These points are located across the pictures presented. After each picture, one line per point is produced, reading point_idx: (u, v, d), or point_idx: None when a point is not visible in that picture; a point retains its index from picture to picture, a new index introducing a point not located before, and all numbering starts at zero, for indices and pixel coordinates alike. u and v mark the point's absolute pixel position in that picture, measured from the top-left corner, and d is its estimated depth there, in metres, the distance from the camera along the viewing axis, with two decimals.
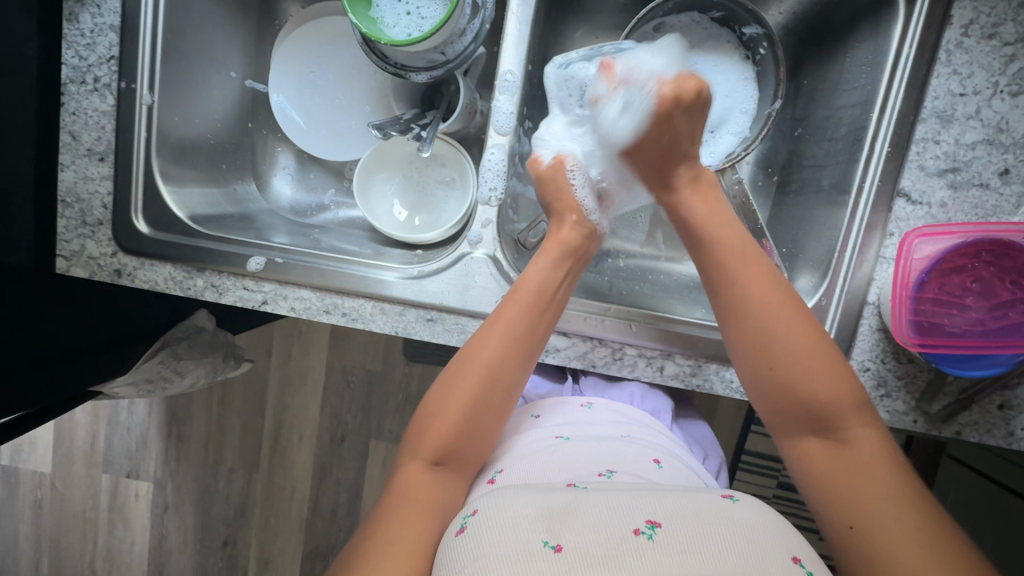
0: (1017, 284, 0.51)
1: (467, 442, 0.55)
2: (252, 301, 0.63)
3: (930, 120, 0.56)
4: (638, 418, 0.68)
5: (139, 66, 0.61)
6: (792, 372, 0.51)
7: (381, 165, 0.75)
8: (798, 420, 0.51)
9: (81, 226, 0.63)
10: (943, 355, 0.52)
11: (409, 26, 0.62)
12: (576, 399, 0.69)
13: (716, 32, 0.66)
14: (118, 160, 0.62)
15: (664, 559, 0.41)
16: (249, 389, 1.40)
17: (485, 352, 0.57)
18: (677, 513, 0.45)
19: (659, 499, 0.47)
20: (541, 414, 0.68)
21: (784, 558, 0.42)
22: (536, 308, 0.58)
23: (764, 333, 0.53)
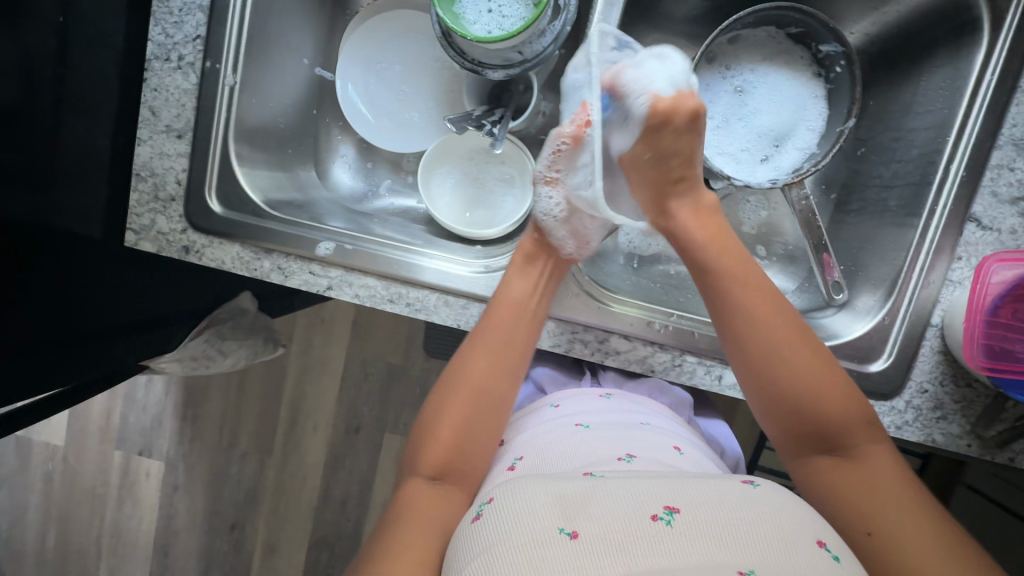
0: None
1: (464, 457, 0.58)
2: (317, 286, 0.64)
3: (1006, 148, 0.56)
4: (656, 409, 0.70)
5: (225, 47, 0.61)
6: (790, 383, 0.54)
7: (444, 159, 0.77)
8: (802, 428, 0.54)
9: (153, 201, 0.63)
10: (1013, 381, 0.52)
11: (490, 23, 0.63)
12: (594, 391, 0.71)
13: (790, 47, 0.67)
14: (196, 139, 0.62)
15: (681, 543, 0.42)
16: (269, 374, 1.41)
17: (481, 363, 0.61)
18: (695, 501, 0.46)
19: (676, 487, 0.47)
20: (559, 402, 0.70)
21: (809, 544, 0.43)
22: (521, 317, 0.62)
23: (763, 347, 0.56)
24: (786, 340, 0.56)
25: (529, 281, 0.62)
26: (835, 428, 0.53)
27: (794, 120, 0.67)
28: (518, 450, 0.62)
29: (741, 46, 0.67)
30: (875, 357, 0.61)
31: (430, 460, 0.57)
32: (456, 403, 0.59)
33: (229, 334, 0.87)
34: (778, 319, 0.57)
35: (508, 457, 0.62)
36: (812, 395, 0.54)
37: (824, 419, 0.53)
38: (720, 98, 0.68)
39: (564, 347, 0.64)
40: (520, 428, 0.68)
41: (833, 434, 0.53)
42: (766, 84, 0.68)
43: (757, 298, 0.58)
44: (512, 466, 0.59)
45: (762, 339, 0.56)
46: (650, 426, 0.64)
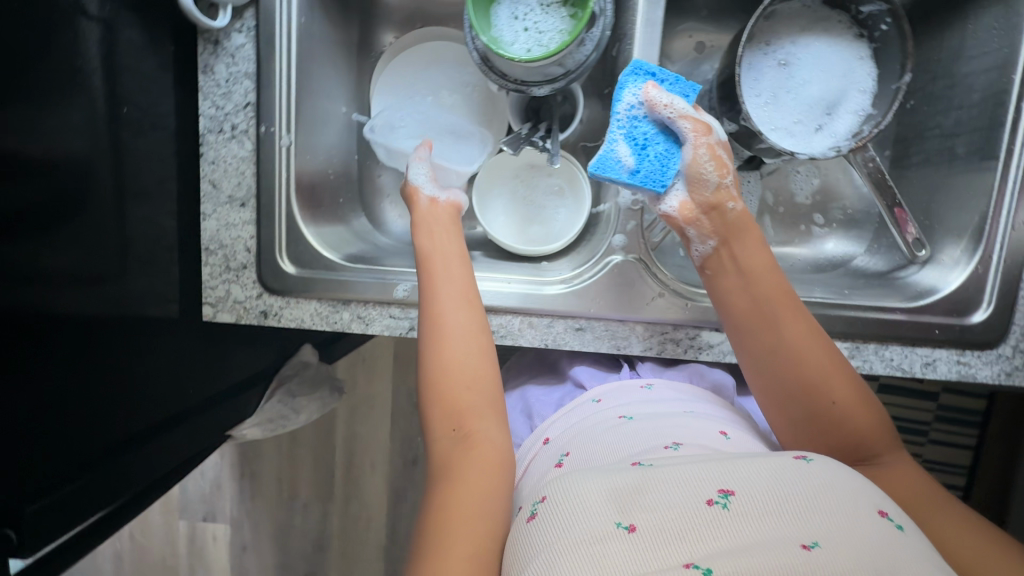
0: None
1: (470, 403, 0.54)
2: (400, 328, 0.64)
3: None
4: (701, 395, 0.70)
5: (277, 110, 0.61)
6: (815, 384, 0.54)
7: (492, 181, 0.77)
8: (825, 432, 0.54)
9: (225, 271, 0.64)
10: None
11: (528, 42, 0.63)
12: (634, 383, 0.73)
13: (827, 14, 0.67)
14: (260, 205, 0.62)
15: (743, 526, 0.41)
16: (321, 421, 1.40)
17: (456, 331, 0.57)
18: (749, 478, 0.45)
19: (725, 465, 0.46)
20: (601, 398, 0.70)
21: (870, 517, 0.42)
22: (452, 268, 0.60)
23: (787, 351, 0.55)
24: (802, 344, 0.55)
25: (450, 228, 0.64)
26: (856, 438, 0.53)
27: (843, 86, 0.67)
28: (564, 447, 0.63)
29: (778, 20, 0.67)
30: (976, 308, 0.60)
31: (450, 401, 0.55)
32: (448, 374, 0.55)
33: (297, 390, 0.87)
34: (796, 328, 0.55)
35: (556, 453, 0.63)
36: (825, 403, 0.54)
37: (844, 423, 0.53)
38: (770, 73, 0.67)
39: (656, 349, 0.63)
40: (563, 424, 0.69)
41: (856, 443, 0.53)
42: (808, 54, 0.67)
43: (782, 303, 0.56)
44: (560, 463, 0.60)
45: (782, 352, 0.55)
46: (694, 413, 0.64)
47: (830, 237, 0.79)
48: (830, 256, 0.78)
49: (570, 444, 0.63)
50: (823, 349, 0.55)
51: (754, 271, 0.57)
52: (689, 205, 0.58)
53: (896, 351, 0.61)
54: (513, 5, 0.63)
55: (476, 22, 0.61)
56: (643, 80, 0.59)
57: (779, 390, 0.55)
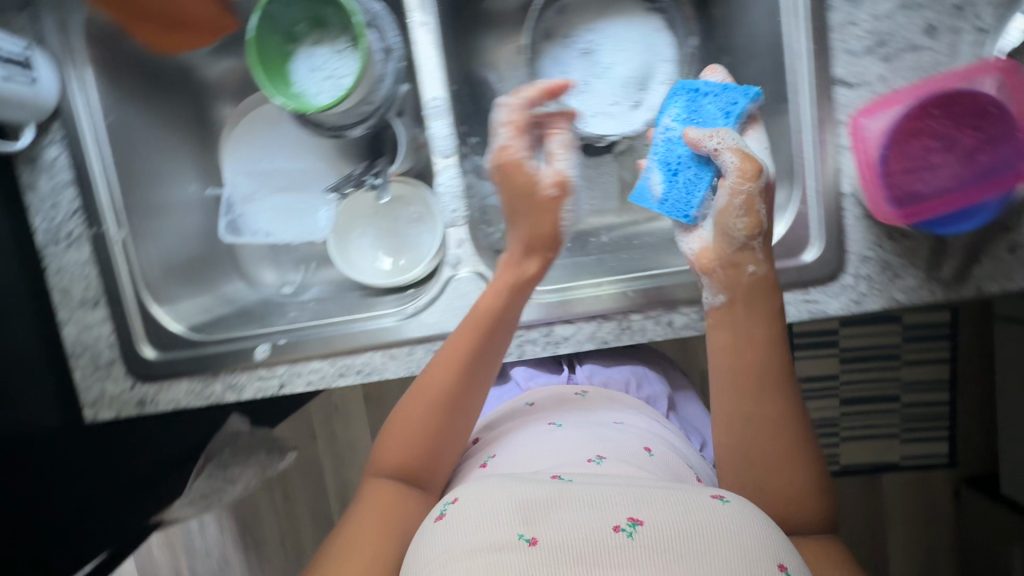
0: (978, 126, 0.51)
1: (427, 466, 0.57)
2: (271, 388, 0.65)
3: (842, 7, 0.57)
4: (632, 405, 0.71)
5: (105, 210, 0.65)
6: (770, 441, 0.55)
7: (352, 222, 0.77)
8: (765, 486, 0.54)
9: (96, 370, 0.66)
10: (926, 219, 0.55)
11: (332, 88, 0.65)
12: (570, 388, 0.73)
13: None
14: (110, 301, 0.65)
15: (640, 560, 0.41)
16: (306, 477, 1.41)
17: (428, 388, 0.58)
18: (661, 508, 0.44)
19: (644, 493, 0.46)
20: (534, 402, 0.71)
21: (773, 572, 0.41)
22: (490, 327, 0.59)
23: (753, 402, 0.55)
24: (770, 403, 0.55)
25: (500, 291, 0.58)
26: (789, 499, 0.53)
27: (650, 58, 0.69)
28: (492, 448, 0.63)
29: (571, 12, 0.70)
30: (808, 247, 0.61)
31: (389, 453, 0.58)
32: (408, 417, 0.58)
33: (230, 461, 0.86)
34: (771, 387, 0.55)
35: (484, 454, 0.64)
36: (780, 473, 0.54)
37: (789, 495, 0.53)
38: (576, 62, 0.69)
39: (517, 353, 0.65)
40: (496, 428, 0.69)
41: (788, 504, 0.53)
42: (609, 35, 0.69)
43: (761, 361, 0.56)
44: (484, 463, 0.61)
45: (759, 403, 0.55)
46: (625, 426, 0.64)
47: None
48: None
49: (496, 447, 0.63)
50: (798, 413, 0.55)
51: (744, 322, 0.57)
52: (709, 251, 0.57)
53: None
54: (310, 58, 0.65)
55: (272, 84, 0.62)
56: (683, 98, 0.61)
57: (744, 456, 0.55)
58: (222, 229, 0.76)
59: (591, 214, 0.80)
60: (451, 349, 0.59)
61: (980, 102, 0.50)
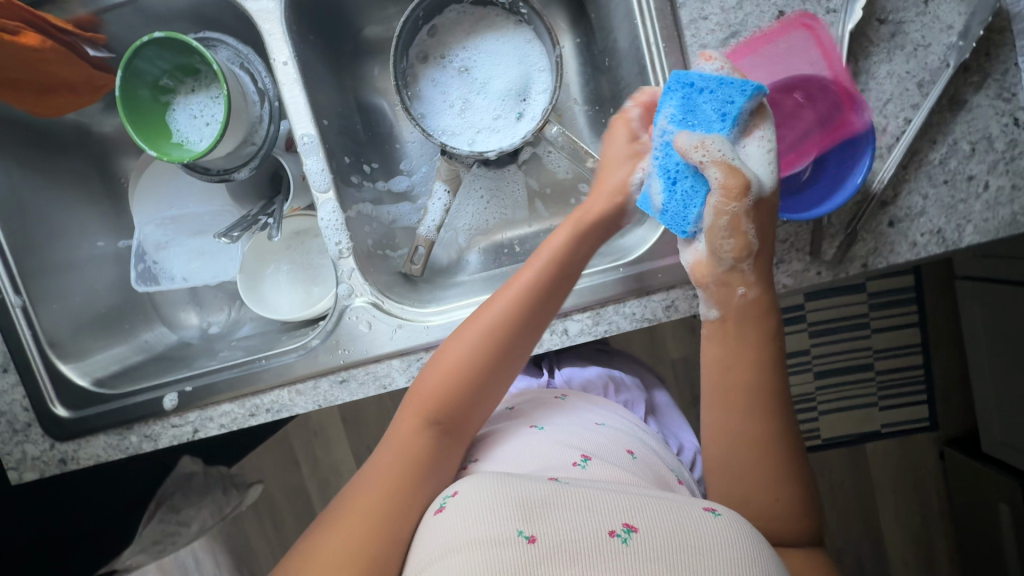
0: (802, 92, 0.56)
1: (462, 415, 0.58)
2: (185, 434, 0.66)
3: (689, 3, 0.58)
4: (611, 409, 0.73)
5: (0, 278, 0.66)
6: (762, 432, 0.55)
7: (264, 260, 0.78)
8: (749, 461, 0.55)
9: (15, 434, 0.67)
10: (813, 198, 0.56)
11: (212, 133, 0.66)
12: (549, 393, 0.75)
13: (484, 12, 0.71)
14: (19, 365, 0.66)
15: (633, 564, 0.44)
16: (290, 506, 1.41)
17: (435, 392, 0.57)
18: (656, 518, 0.47)
19: (639, 502, 0.49)
20: (514, 407, 0.73)
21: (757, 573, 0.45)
22: (500, 335, 0.58)
23: (745, 385, 0.56)
24: (766, 409, 0.55)
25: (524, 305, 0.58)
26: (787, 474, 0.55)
27: (527, 72, 0.71)
28: (473, 454, 0.64)
29: (442, 33, 0.71)
30: None
31: (439, 394, 0.57)
32: (405, 427, 0.56)
33: (182, 504, 0.89)
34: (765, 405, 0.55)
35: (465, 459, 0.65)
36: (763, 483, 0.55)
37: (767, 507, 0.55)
38: (455, 82, 0.71)
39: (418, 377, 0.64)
40: (474, 436, 0.69)
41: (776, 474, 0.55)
42: (483, 53, 0.71)
43: (749, 355, 0.56)
44: (467, 468, 0.62)
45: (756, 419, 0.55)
46: (605, 427, 0.66)
47: None
48: None
49: (477, 451, 0.64)
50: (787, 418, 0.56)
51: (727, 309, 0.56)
52: (702, 268, 0.56)
53: (635, 304, 0.62)
54: (188, 106, 0.66)
55: (150, 139, 0.64)
56: (678, 94, 0.53)
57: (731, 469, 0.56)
58: (135, 278, 0.77)
59: (499, 226, 0.82)
60: (446, 368, 0.58)
61: (787, 80, 0.55)
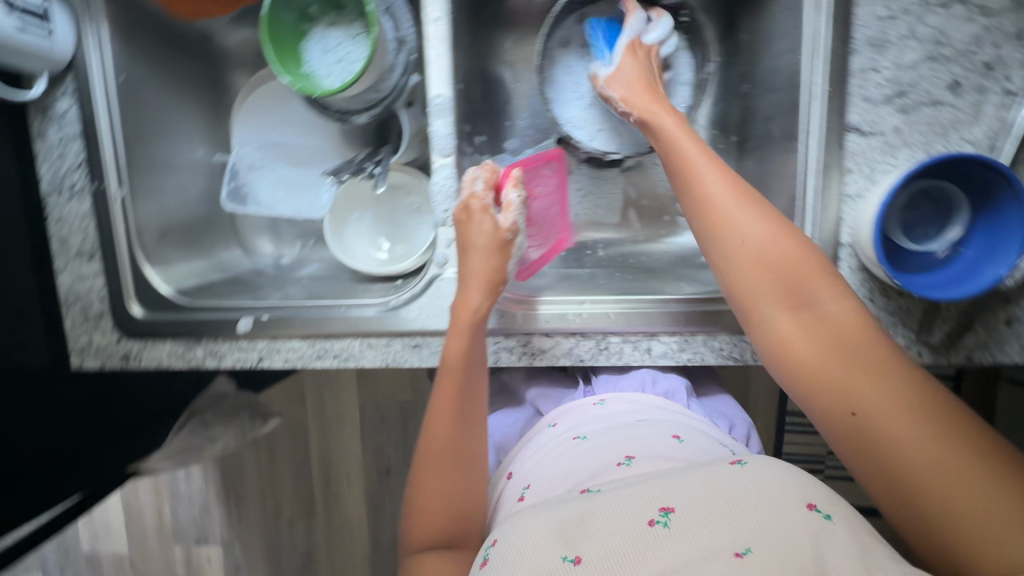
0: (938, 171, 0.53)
1: (466, 490, 0.60)
2: (250, 359, 0.67)
3: (865, 51, 0.55)
4: (653, 403, 0.71)
5: (107, 166, 0.66)
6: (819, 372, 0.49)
7: (352, 205, 0.78)
8: (837, 410, 0.48)
9: (86, 321, 0.68)
10: (963, 269, 0.52)
11: (342, 73, 0.65)
12: (587, 399, 0.74)
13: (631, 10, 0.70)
14: (105, 256, 0.67)
15: (681, 543, 0.45)
16: (293, 442, 1.43)
17: (446, 419, 0.61)
18: (684, 493, 0.49)
19: (668, 484, 0.50)
20: (557, 421, 0.73)
21: (798, 507, 0.46)
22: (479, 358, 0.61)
23: (796, 360, 0.50)
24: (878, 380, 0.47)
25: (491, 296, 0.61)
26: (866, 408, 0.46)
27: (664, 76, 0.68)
28: (524, 477, 0.65)
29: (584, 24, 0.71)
30: None
31: (424, 491, 0.60)
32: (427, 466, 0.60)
33: (212, 421, 0.90)
34: (874, 361, 0.47)
35: (517, 486, 0.65)
36: (927, 446, 0.43)
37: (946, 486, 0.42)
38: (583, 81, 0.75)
39: (492, 360, 0.65)
40: (520, 455, 0.70)
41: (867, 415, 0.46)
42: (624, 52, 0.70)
43: (787, 331, 0.51)
44: (522, 496, 0.62)
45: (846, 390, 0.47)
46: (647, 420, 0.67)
47: (691, 227, 0.78)
48: (682, 247, 0.77)
49: (529, 474, 0.65)
50: (886, 363, 0.47)
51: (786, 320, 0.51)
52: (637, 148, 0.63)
53: (724, 340, 0.62)
54: (323, 40, 0.65)
55: (282, 62, 0.63)
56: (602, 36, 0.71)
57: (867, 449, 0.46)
58: (225, 196, 0.76)
59: (586, 225, 0.81)
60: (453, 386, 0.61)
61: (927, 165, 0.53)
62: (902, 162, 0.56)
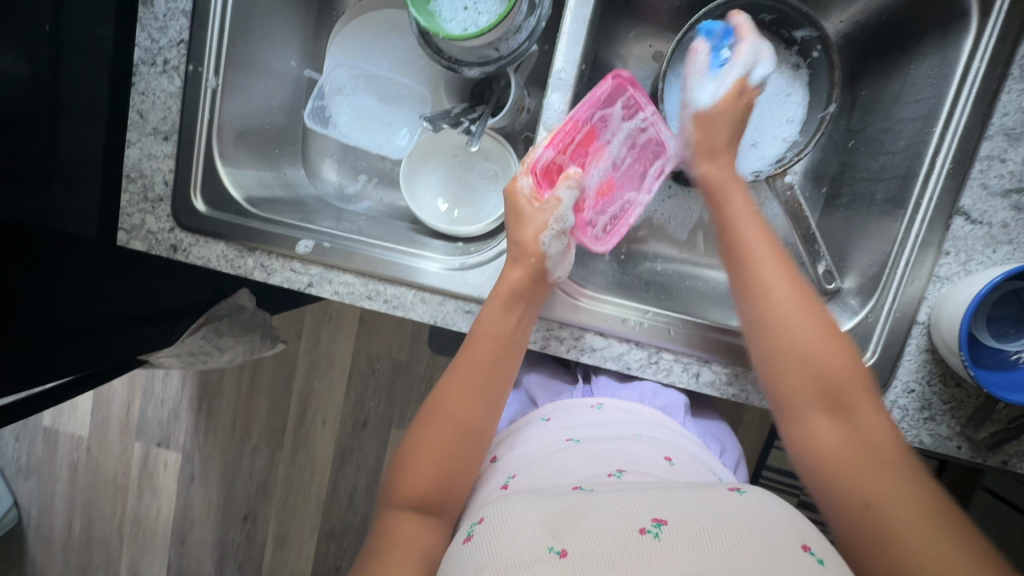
0: None
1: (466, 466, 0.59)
2: (298, 283, 0.65)
3: (997, 138, 0.54)
4: (648, 416, 0.69)
5: (206, 52, 0.64)
6: (809, 361, 0.53)
7: (428, 157, 0.77)
8: (812, 392, 0.53)
9: (142, 201, 0.66)
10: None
11: (466, 21, 0.63)
12: (585, 401, 0.72)
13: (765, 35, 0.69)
14: (181, 140, 0.65)
15: (668, 555, 0.42)
16: (280, 370, 1.42)
17: (460, 392, 0.61)
18: (681, 510, 0.46)
19: (667, 499, 0.48)
20: (551, 417, 0.70)
21: (794, 546, 0.44)
22: (507, 349, 0.61)
23: (781, 333, 0.54)
24: (838, 375, 0.52)
25: (514, 315, 0.60)
26: (848, 415, 0.51)
27: (771, 110, 0.69)
28: (511, 468, 0.62)
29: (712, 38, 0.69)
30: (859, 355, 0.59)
31: (422, 464, 0.58)
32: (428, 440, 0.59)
33: (226, 331, 0.83)
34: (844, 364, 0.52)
35: (502, 474, 0.62)
36: (875, 448, 0.49)
37: (878, 480, 0.47)
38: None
39: (541, 344, 0.64)
40: (511, 444, 0.68)
41: (844, 415, 0.51)
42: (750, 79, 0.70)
43: (776, 291, 0.55)
44: (505, 484, 0.59)
45: (810, 367, 0.53)
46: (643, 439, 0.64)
47: None
48: None
49: (513, 465, 0.62)
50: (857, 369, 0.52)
51: (777, 293, 0.55)
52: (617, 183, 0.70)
53: None
54: None
55: None
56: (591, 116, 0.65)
57: (813, 438, 0.52)
58: (308, 112, 0.75)
59: (654, 236, 0.80)
60: (472, 366, 0.61)
61: None
62: (999, 258, 0.56)
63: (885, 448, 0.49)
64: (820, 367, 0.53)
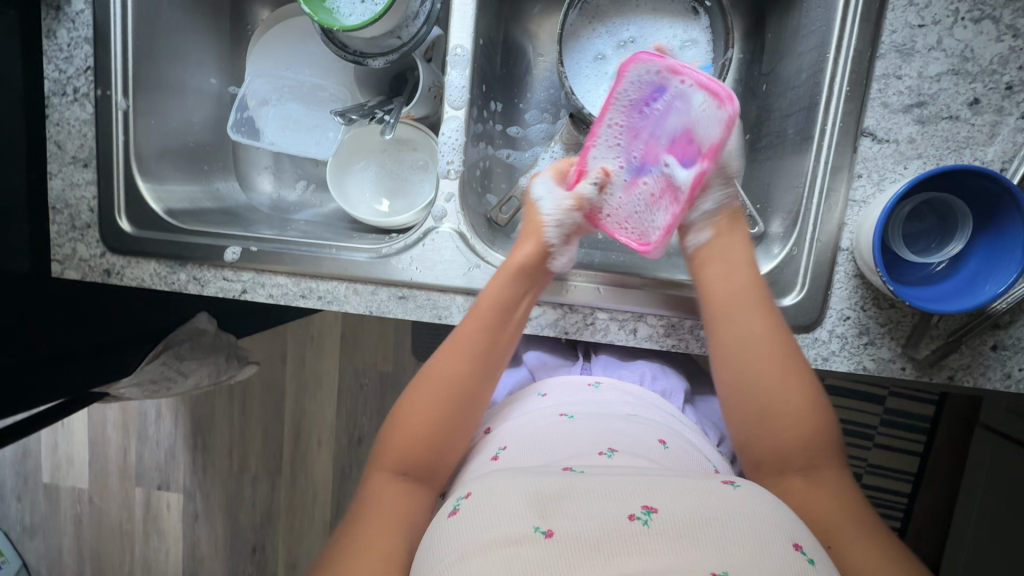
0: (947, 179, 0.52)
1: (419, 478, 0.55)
2: (232, 291, 0.66)
3: (889, 56, 0.55)
4: (649, 398, 0.66)
5: (114, 75, 0.66)
6: (781, 405, 0.55)
7: (356, 156, 0.77)
8: (789, 454, 0.54)
9: (71, 231, 0.67)
10: (948, 285, 0.53)
11: (364, 13, 0.63)
12: (583, 379, 0.68)
13: None
14: (100, 165, 0.66)
15: (659, 546, 0.39)
16: (266, 395, 1.42)
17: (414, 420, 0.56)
18: (675, 498, 0.43)
19: (660, 484, 0.44)
20: (547, 391, 0.66)
21: (785, 543, 0.40)
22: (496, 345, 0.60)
23: (761, 368, 0.56)
24: (809, 424, 0.54)
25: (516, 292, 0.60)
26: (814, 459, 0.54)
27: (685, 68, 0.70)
28: (502, 438, 0.60)
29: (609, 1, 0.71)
30: (789, 291, 0.60)
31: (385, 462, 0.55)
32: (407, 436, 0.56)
33: (187, 354, 0.82)
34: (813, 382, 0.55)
35: (493, 445, 0.60)
36: (839, 498, 0.51)
37: (844, 531, 0.49)
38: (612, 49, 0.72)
39: None
40: (505, 416, 0.65)
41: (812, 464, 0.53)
42: (645, 32, 0.71)
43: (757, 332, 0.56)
44: (495, 456, 0.57)
45: (786, 424, 0.54)
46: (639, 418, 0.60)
47: None
48: None
49: (503, 437, 0.60)
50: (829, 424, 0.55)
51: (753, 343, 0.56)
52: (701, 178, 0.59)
53: None
54: None
55: None
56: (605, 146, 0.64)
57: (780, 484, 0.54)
58: (232, 124, 0.76)
59: None
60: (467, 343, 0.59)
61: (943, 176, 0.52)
62: (912, 174, 0.56)
63: (858, 513, 0.50)
64: (787, 412, 0.55)
